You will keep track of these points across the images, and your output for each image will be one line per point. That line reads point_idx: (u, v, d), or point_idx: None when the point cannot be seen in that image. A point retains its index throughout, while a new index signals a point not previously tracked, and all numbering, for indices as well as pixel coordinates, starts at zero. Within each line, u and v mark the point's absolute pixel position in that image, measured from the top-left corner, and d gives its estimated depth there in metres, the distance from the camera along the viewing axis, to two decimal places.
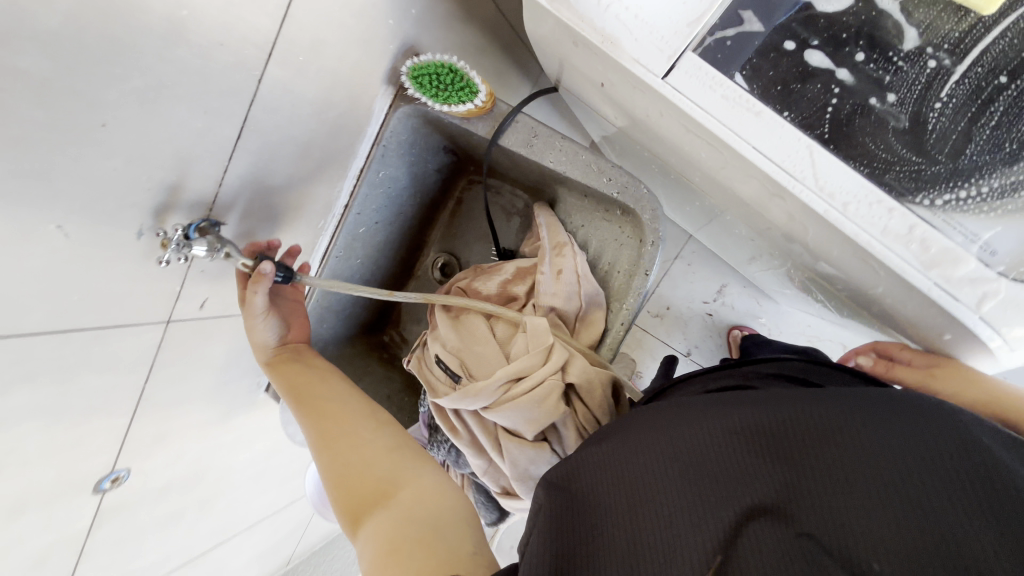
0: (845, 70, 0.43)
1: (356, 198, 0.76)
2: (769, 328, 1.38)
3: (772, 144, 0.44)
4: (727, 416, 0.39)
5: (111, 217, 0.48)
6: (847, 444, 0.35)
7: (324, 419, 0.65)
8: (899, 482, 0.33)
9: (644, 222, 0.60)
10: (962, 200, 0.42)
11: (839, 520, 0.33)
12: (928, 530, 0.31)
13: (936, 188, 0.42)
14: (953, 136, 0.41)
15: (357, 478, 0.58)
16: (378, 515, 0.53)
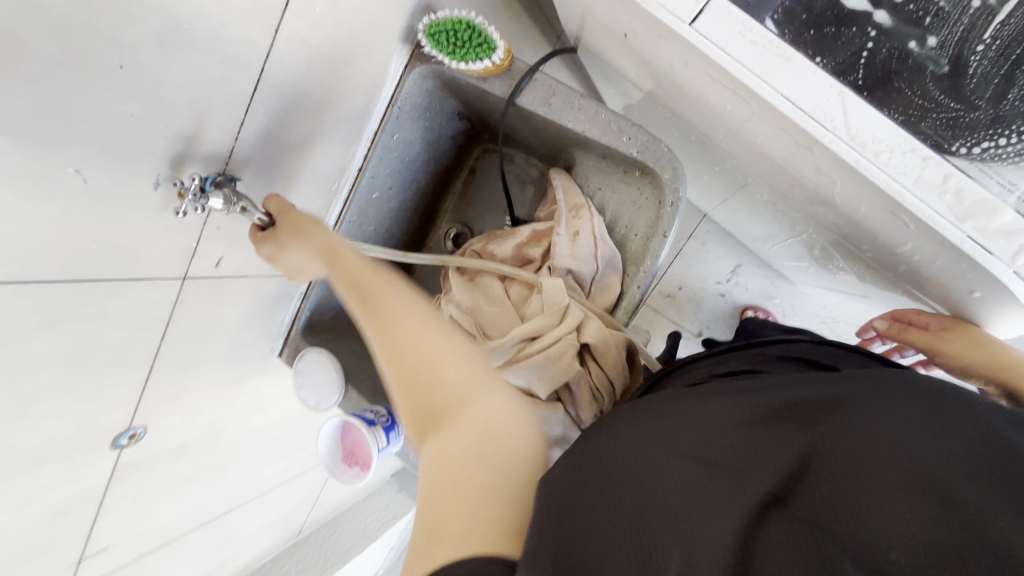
0: (883, 11, 0.41)
1: (370, 162, 0.75)
2: (782, 309, 1.37)
3: (803, 92, 0.42)
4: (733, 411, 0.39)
5: (129, 164, 0.48)
6: (840, 438, 0.35)
7: (379, 316, 0.49)
8: (910, 469, 0.33)
9: (664, 183, 0.58)
10: (1001, 148, 0.40)
11: (850, 508, 0.32)
12: (929, 515, 0.31)
13: (976, 136, 0.40)
14: (995, 81, 0.39)
15: (419, 386, 0.43)
16: (439, 440, 0.40)
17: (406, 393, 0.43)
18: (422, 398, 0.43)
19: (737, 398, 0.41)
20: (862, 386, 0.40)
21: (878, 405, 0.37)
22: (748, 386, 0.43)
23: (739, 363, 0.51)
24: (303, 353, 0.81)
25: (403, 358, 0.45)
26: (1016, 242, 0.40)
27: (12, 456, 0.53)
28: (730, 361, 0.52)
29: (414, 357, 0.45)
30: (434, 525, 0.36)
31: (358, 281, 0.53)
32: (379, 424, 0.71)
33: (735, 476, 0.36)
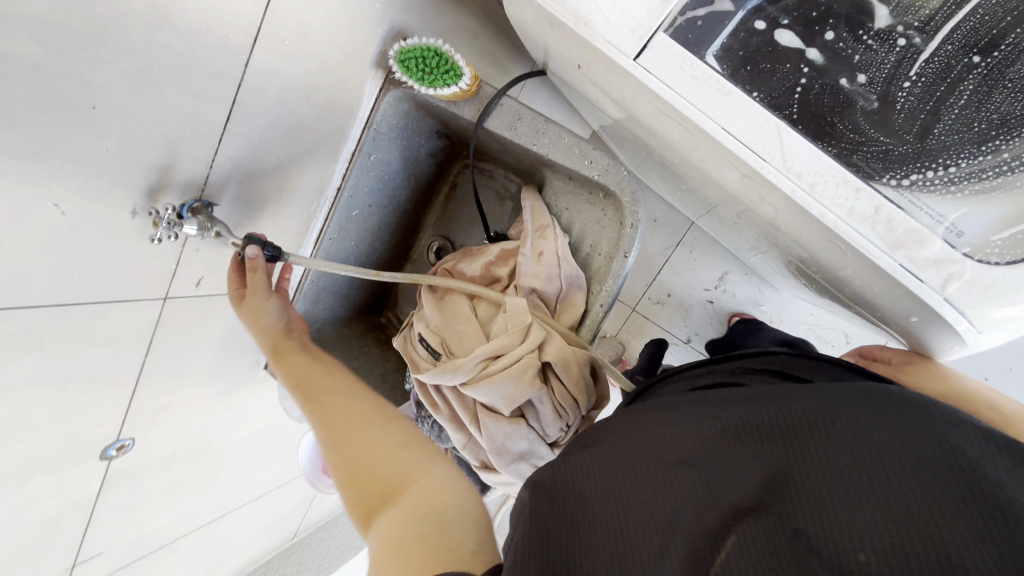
0: (815, 49, 0.43)
1: (348, 181, 0.77)
2: (770, 316, 1.38)
3: (741, 125, 0.44)
4: (719, 421, 0.40)
5: (105, 196, 0.50)
6: (843, 437, 0.36)
7: (328, 414, 0.59)
8: (885, 483, 0.33)
9: (624, 205, 0.60)
10: (929, 180, 0.42)
11: (828, 520, 0.33)
12: (900, 526, 0.31)
13: (904, 169, 0.42)
14: (921, 115, 0.42)
15: (361, 475, 0.52)
16: (386, 512, 0.47)
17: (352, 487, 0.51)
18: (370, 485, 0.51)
19: (738, 404, 0.41)
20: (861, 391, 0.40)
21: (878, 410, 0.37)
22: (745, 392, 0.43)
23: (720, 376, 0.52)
24: None
25: (351, 448, 0.54)
26: (945, 270, 0.41)
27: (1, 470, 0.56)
28: (713, 371, 0.53)
29: (360, 457, 0.53)
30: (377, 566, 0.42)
31: (313, 388, 0.63)
32: None
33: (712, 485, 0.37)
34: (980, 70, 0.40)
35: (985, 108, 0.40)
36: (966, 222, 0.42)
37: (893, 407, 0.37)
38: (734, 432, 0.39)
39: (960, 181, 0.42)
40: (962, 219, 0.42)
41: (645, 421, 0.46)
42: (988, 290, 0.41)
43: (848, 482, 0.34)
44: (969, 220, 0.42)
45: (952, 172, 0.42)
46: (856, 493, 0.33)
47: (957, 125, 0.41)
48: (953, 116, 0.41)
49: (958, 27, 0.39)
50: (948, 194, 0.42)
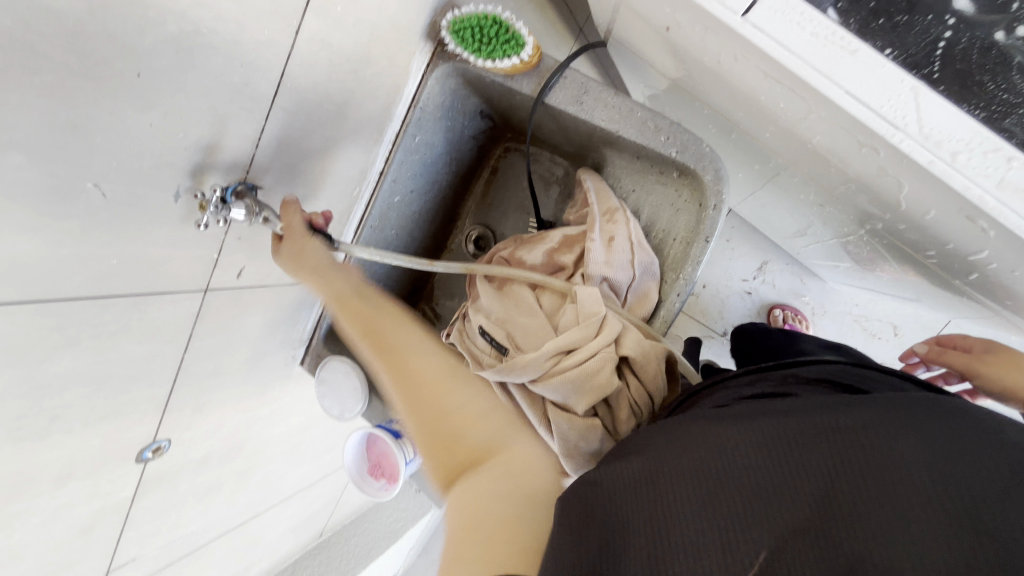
0: None
1: (392, 164, 0.73)
2: (812, 307, 1.33)
3: (870, 88, 0.39)
4: (758, 425, 0.36)
5: (148, 177, 0.46)
6: (909, 448, 0.32)
7: (407, 381, 0.50)
8: (949, 490, 0.30)
9: (705, 184, 0.55)
10: None
11: (897, 537, 0.29)
12: (973, 540, 0.28)
13: None
14: None
15: (443, 447, 0.45)
16: (470, 479, 0.42)
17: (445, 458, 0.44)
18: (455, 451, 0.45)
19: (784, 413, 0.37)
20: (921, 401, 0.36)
21: (948, 424, 0.34)
22: (786, 403, 0.39)
23: (766, 385, 0.46)
24: (327, 361, 0.79)
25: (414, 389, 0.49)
26: None
27: (36, 477, 0.51)
28: (760, 380, 0.47)
29: (430, 403, 0.48)
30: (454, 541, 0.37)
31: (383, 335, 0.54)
32: (406, 437, 0.69)
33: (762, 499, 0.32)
34: None
35: None
36: None
37: (959, 421, 0.34)
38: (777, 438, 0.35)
39: None
40: None
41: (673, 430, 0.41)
42: None
43: (923, 497, 0.30)
44: None
45: None
46: (940, 505, 0.30)
47: None
48: None
49: None
50: None
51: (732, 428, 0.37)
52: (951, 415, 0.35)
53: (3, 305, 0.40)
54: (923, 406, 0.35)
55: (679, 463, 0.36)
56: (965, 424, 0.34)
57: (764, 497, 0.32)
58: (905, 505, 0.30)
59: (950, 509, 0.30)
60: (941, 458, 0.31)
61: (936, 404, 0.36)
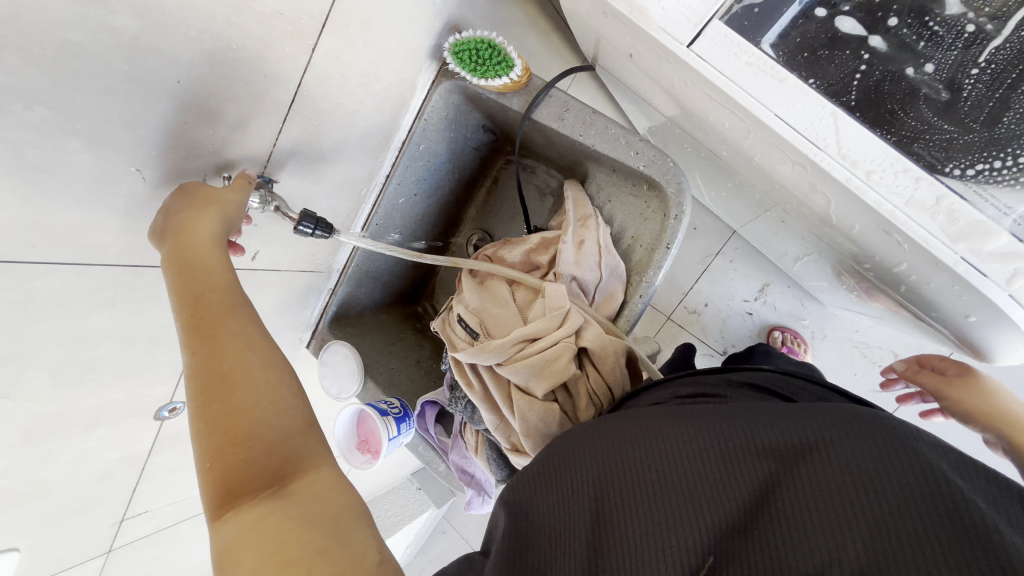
0: (878, 36, 0.42)
1: (397, 169, 0.81)
2: (812, 332, 1.34)
3: (796, 112, 0.44)
4: (689, 429, 0.39)
5: (179, 165, 0.55)
6: (835, 455, 0.35)
7: (215, 379, 0.42)
8: (847, 498, 0.33)
9: (668, 196, 0.60)
10: (996, 171, 0.40)
11: (796, 541, 0.33)
12: (865, 546, 0.31)
13: (969, 158, 0.41)
14: (989, 104, 0.40)
15: (237, 465, 0.40)
16: (264, 506, 0.38)
17: (210, 473, 0.40)
18: (261, 468, 0.40)
19: (715, 417, 0.40)
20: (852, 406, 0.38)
21: (870, 433, 0.35)
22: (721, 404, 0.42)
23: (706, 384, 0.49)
24: (328, 345, 0.86)
25: (220, 351, 0.43)
26: (1011, 266, 0.40)
27: (70, 419, 0.60)
28: (704, 380, 0.50)
29: (216, 372, 0.43)
30: (229, 574, 0.36)
31: (191, 265, 0.48)
32: (391, 415, 0.75)
33: (684, 504, 0.36)
34: None
35: None
36: None
37: (883, 423, 0.36)
38: (706, 446, 0.38)
39: None
40: None
41: (614, 429, 0.44)
42: None
43: (826, 506, 0.33)
44: None
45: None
46: (837, 511, 0.33)
47: None
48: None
49: None
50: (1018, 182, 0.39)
51: (668, 427, 0.40)
52: (875, 417, 0.37)
53: (55, 264, 0.49)
54: (845, 415, 0.37)
55: (612, 468, 0.40)
56: (887, 427, 0.36)
57: (684, 502, 0.36)
58: (808, 511, 0.33)
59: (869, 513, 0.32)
60: (866, 465, 0.34)
61: (861, 413, 0.38)
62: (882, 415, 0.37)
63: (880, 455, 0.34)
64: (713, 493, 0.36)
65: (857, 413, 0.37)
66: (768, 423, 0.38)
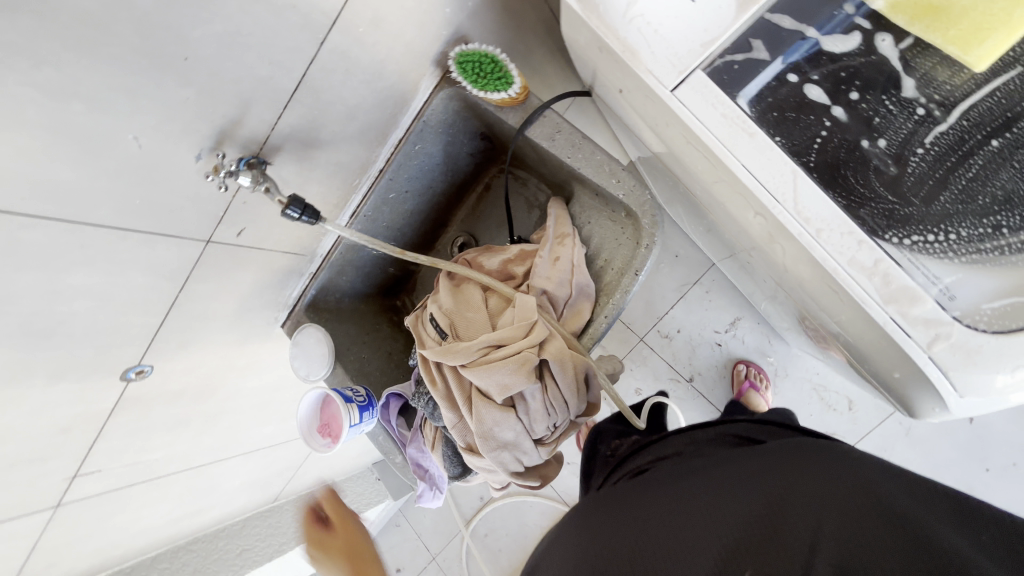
0: (840, 108, 0.46)
1: (391, 164, 0.83)
2: (775, 368, 1.39)
3: (760, 165, 0.47)
4: (688, 489, 0.56)
5: (176, 138, 0.56)
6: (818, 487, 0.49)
7: None
8: (816, 522, 0.45)
9: (643, 226, 0.64)
10: (929, 243, 0.44)
11: (783, 549, 0.44)
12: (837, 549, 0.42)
13: (907, 229, 0.45)
14: (929, 182, 0.44)
15: None
16: None
17: None
18: None
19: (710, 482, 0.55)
20: (816, 459, 0.54)
21: (819, 480, 0.49)
22: (705, 466, 0.60)
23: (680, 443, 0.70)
24: (302, 327, 0.87)
25: None
26: (934, 329, 0.43)
27: (35, 370, 0.61)
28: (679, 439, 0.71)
29: None
30: None
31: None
32: (355, 403, 0.77)
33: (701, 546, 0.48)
34: (989, 148, 0.43)
35: (990, 184, 0.43)
36: (961, 286, 0.43)
37: (838, 473, 0.50)
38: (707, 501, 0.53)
39: (959, 247, 0.44)
40: (957, 283, 0.43)
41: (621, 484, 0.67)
42: (972, 356, 0.42)
43: (800, 526, 0.45)
44: (964, 285, 0.43)
45: (952, 238, 0.44)
46: (808, 528, 0.45)
47: (961, 196, 0.43)
48: (959, 187, 0.44)
49: (976, 105, 0.43)
50: (946, 257, 0.44)
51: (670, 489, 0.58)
52: (829, 470, 0.51)
53: (40, 218, 0.50)
54: (804, 470, 0.52)
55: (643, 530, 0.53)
56: (836, 477, 0.49)
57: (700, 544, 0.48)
58: (789, 532, 0.45)
59: (855, 515, 0.45)
60: (844, 489, 0.48)
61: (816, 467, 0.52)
62: (834, 469, 0.51)
63: (829, 495, 0.47)
64: (729, 523, 0.49)
65: (812, 469, 0.51)
66: (746, 482, 0.53)
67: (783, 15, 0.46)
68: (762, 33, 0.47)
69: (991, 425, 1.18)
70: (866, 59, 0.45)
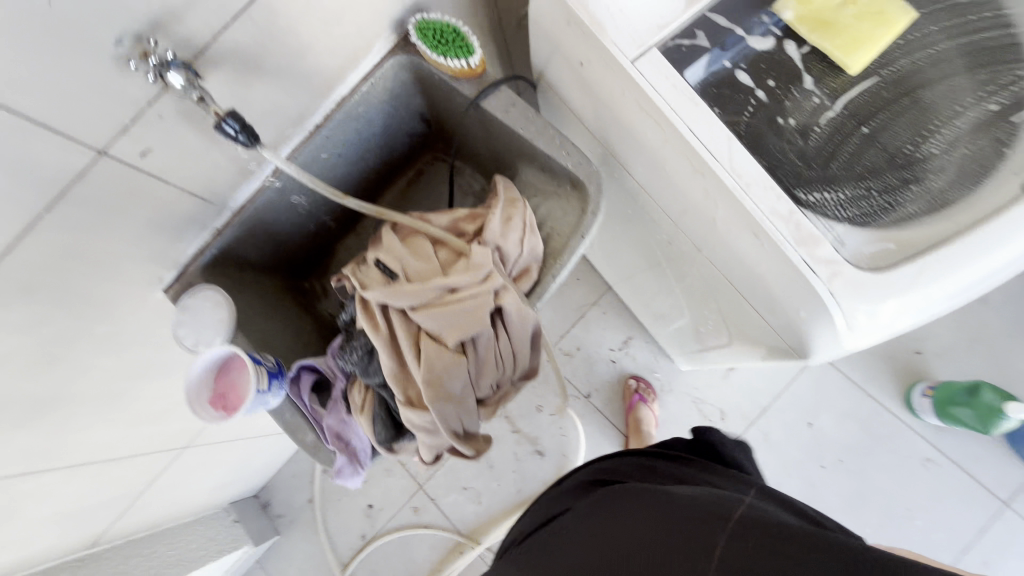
0: (761, 91, 0.58)
1: (329, 122, 0.79)
2: (662, 383, 1.52)
3: (702, 128, 0.56)
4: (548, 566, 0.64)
5: (97, 8, 0.47)
6: (606, 529, 0.60)
7: None
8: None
9: (589, 193, 0.69)
10: (826, 200, 0.55)
11: None
12: None
13: (809, 188, 0.56)
14: (824, 154, 0.57)
15: None
16: None
17: None
18: None
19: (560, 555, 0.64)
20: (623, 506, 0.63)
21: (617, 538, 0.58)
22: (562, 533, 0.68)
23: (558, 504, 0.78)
24: (195, 291, 0.75)
25: None
26: (832, 267, 0.54)
27: None
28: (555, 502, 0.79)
29: None
30: None
31: None
32: (265, 366, 0.67)
33: None
34: (862, 132, 0.56)
35: (864, 159, 0.56)
36: (848, 236, 0.55)
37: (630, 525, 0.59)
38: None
39: (847, 205, 0.55)
40: (845, 233, 0.55)
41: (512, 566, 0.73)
42: (860, 288, 0.53)
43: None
44: (850, 235, 0.55)
45: (841, 198, 0.56)
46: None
47: (845, 166, 0.56)
48: (844, 159, 0.56)
49: (852, 99, 0.57)
50: (838, 212, 0.55)
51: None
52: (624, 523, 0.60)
53: None
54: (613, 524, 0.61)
55: None
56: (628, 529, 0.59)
57: None
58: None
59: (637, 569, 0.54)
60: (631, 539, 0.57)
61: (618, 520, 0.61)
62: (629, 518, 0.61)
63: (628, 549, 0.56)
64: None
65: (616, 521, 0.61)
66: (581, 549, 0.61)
67: (719, 15, 0.58)
68: (703, 26, 0.58)
69: (823, 429, 1.42)
70: (778, 58, 0.58)
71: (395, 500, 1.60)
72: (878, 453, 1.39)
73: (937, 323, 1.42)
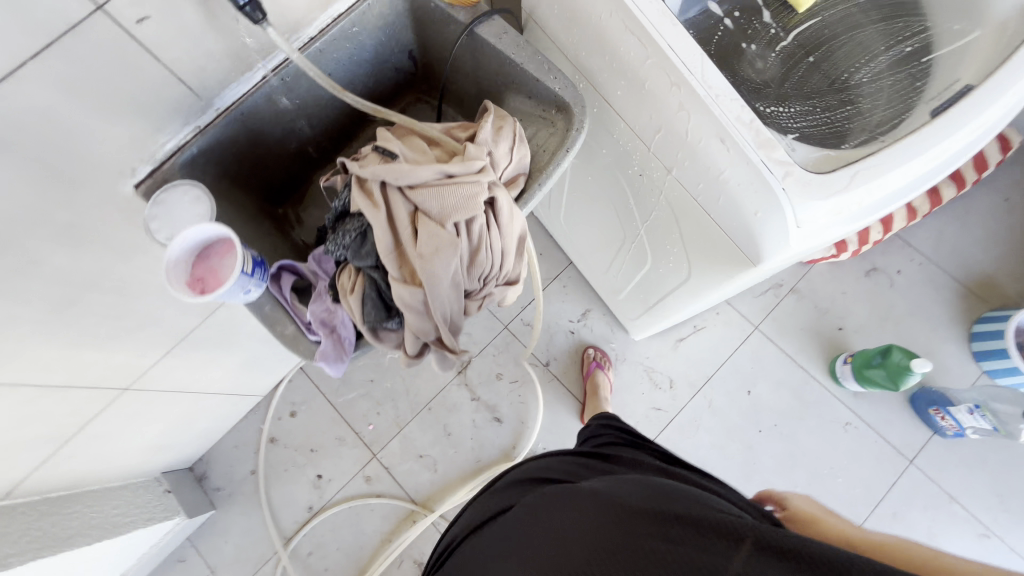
0: (739, 38, 0.82)
1: (326, 34, 0.81)
2: (617, 354, 1.60)
3: (679, 45, 0.66)
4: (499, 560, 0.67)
5: None
6: (547, 528, 0.64)
7: None
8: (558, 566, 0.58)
9: (574, 114, 0.75)
10: (783, 98, 0.80)
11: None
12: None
13: (768, 97, 0.80)
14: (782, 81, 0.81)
15: None
16: None
17: None
18: None
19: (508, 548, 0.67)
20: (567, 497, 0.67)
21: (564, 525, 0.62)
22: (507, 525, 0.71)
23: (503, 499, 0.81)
24: (171, 185, 0.72)
25: None
26: (784, 167, 0.63)
27: None
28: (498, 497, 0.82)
29: None
30: None
31: None
32: (251, 252, 0.67)
33: None
34: (808, 52, 0.83)
35: (810, 67, 0.82)
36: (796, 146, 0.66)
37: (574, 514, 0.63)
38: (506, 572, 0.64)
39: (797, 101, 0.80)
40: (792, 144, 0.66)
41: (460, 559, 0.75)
42: (807, 188, 0.63)
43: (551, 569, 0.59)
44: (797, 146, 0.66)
45: (794, 108, 0.79)
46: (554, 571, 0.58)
47: (798, 87, 0.81)
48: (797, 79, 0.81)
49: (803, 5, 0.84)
50: (796, 117, 0.78)
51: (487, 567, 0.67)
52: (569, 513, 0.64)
53: None
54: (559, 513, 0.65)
55: None
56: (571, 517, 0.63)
57: None
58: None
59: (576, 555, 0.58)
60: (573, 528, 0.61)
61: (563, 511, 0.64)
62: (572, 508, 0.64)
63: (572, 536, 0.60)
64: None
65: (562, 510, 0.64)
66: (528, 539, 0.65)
67: None
68: None
69: (760, 397, 1.55)
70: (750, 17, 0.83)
71: (346, 470, 1.55)
72: (806, 418, 1.53)
73: (855, 302, 1.61)
